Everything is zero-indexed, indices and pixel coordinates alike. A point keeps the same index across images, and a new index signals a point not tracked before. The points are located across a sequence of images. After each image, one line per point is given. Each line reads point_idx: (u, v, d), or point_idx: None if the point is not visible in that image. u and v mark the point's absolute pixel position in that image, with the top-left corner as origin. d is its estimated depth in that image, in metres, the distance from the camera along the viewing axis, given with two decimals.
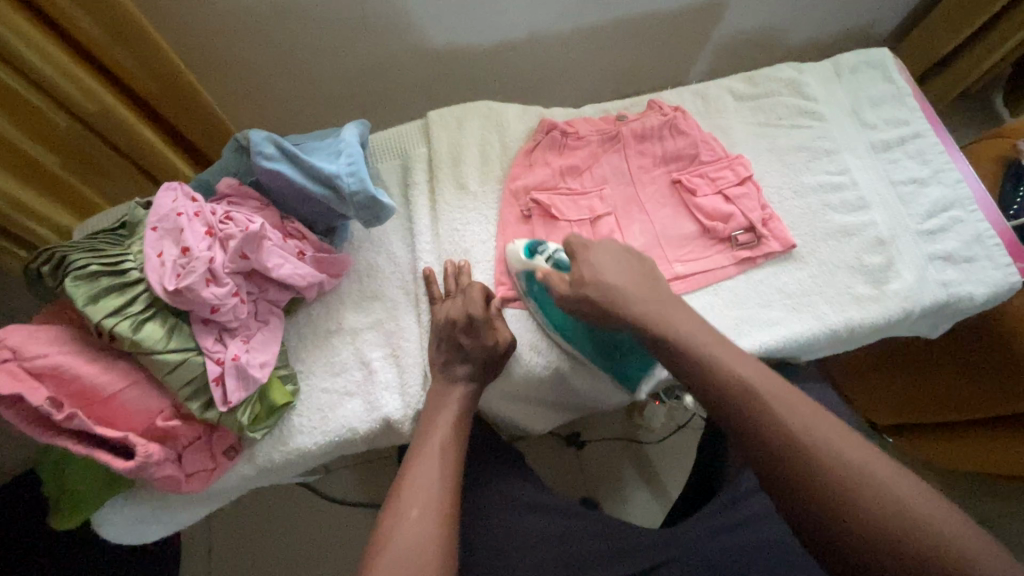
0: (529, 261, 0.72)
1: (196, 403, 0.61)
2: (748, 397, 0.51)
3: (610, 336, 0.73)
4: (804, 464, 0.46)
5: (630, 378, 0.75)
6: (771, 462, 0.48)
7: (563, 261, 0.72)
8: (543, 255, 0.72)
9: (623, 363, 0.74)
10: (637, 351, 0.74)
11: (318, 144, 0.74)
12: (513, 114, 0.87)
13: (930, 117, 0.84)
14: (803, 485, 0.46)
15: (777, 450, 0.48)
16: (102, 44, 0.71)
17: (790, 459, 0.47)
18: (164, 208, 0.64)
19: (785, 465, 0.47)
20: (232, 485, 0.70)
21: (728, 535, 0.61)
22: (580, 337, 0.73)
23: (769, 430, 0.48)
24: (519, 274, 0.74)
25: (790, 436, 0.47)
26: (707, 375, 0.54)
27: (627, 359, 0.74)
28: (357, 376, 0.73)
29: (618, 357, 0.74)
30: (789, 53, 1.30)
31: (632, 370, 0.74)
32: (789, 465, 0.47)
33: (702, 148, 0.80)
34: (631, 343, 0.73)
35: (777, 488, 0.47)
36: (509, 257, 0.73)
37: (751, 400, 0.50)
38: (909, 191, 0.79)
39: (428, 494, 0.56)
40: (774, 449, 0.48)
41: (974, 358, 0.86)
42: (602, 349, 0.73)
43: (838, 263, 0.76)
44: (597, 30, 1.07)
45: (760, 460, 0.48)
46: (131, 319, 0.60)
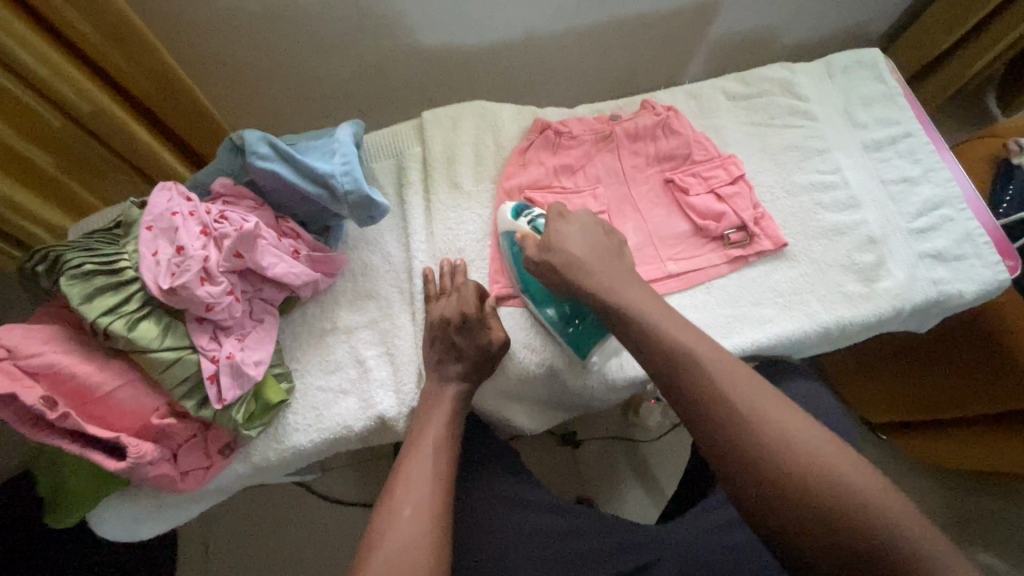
0: (512, 221, 0.73)
1: (191, 402, 0.62)
2: (720, 403, 0.49)
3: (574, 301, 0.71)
4: (779, 475, 0.45)
5: (585, 350, 0.71)
6: (745, 473, 0.46)
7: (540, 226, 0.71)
8: (526, 217, 0.73)
9: (582, 332, 0.71)
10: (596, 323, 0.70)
11: (312, 143, 0.75)
12: (507, 114, 0.87)
13: (921, 117, 0.85)
14: (782, 498, 0.44)
15: (752, 460, 0.46)
16: (97, 45, 0.71)
17: (765, 469, 0.45)
18: (159, 207, 0.65)
19: (760, 478, 0.45)
20: (227, 483, 0.70)
21: (719, 533, 0.61)
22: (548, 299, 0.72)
23: (742, 439, 0.47)
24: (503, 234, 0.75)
25: (762, 446, 0.46)
26: (678, 378, 0.52)
27: (584, 332, 0.71)
28: (352, 375, 0.73)
29: (580, 327, 0.71)
30: (784, 53, 1.30)
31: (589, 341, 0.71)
32: (765, 477, 0.45)
33: (695, 147, 0.80)
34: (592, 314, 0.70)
35: (752, 502, 0.46)
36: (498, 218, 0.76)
37: (722, 407, 0.48)
38: (901, 190, 0.80)
39: (420, 493, 0.56)
40: (748, 460, 0.46)
41: (962, 358, 0.87)
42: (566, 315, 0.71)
43: (830, 262, 0.76)
44: (591, 31, 1.07)
45: (733, 472, 0.47)
46: (125, 318, 0.60)
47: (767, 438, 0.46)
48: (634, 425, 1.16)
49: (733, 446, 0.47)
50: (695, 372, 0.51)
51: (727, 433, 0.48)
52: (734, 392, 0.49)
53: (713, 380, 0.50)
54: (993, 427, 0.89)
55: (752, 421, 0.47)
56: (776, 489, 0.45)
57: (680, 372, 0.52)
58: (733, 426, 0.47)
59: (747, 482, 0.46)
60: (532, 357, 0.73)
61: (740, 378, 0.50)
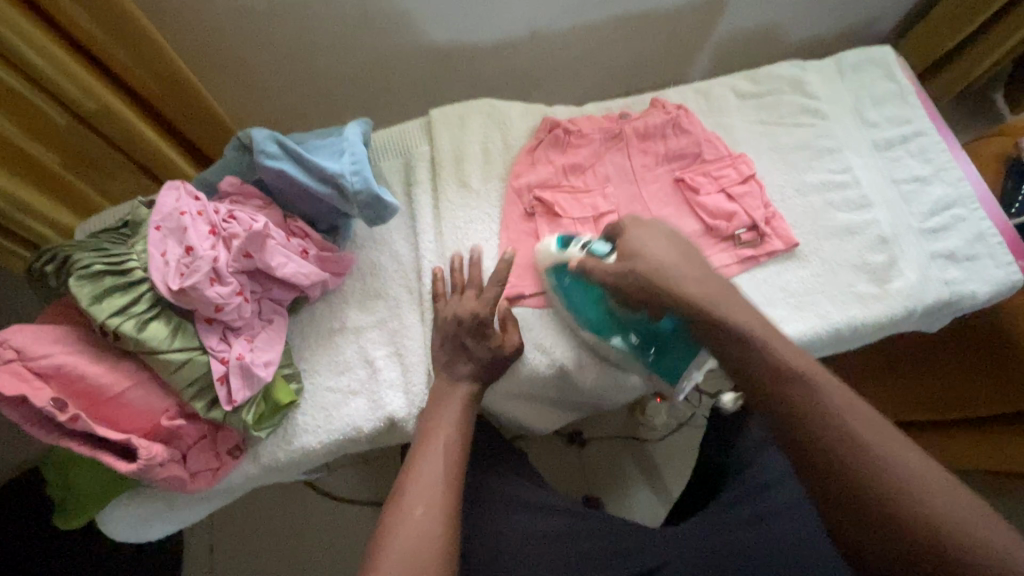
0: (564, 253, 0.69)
1: (201, 402, 0.61)
2: (800, 399, 0.48)
3: (648, 327, 0.70)
4: (859, 480, 0.43)
5: (672, 370, 0.71)
6: (823, 474, 0.45)
7: (598, 254, 0.67)
8: (576, 245, 0.69)
9: (665, 356, 0.71)
10: (678, 341, 0.69)
11: (321, 142, 0.74)
12: (515, 112, 0.87)
13: (932, 115, 0.84)
14: (859, 503, 0.43)
15: (831, 462, 0.45)
16: (102, 42, 0.71)
17: (846, 472, 0.44)
18: (167, 207, 0.64)
19: (836, 480, 0.44)
20: (237, 484, 0.70)
21: (748, 528, 0.59)
22: (616, 328, 0.71)
23: (821, 438, 0.46)
24: (553, 269, 0.71)
25: (845, 447, 0.45)
26: (754, 372, 0.51)
27: (667, 351, 0.70)
28: (361, 375, 0.73)
29: (659, 351, 0.71)
30: (791, 50, 1.29)
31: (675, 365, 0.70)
32: (843, 479, 0.44)
33: (705, 146, 0.80)
34: (671, 332, 0.69)
35: (828, 503, 0.45)
36: (542, 253, 0.72)
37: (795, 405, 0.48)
38: (913, 189, 0.79)
39: (432, 496, 0.55)
40: (826, 460, 0.45)
41: (968, 357, 0.88)
42: (640, 343, 0.71)
43: (841, 262, 0.76)
44: (598, 27, 1.06)
45: (809, 470, 0.46)
46: (135, 319, 0.60)
47: (850, 440, 0.45)
48: (640, 424, 1.16)
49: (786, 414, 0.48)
50: (779, 367, 0.50)
51: (805, 430, 0.47)
52: (817, 390, 0.48)
53: (792, 381, 0.49)
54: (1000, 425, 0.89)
55: (836, 421, 0.46)
56: (855, 493, 0.43)
57: (759, 366, 0.51)
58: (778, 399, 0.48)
59: (824, 483, 0.45)
60: (545, 359, 0.72)
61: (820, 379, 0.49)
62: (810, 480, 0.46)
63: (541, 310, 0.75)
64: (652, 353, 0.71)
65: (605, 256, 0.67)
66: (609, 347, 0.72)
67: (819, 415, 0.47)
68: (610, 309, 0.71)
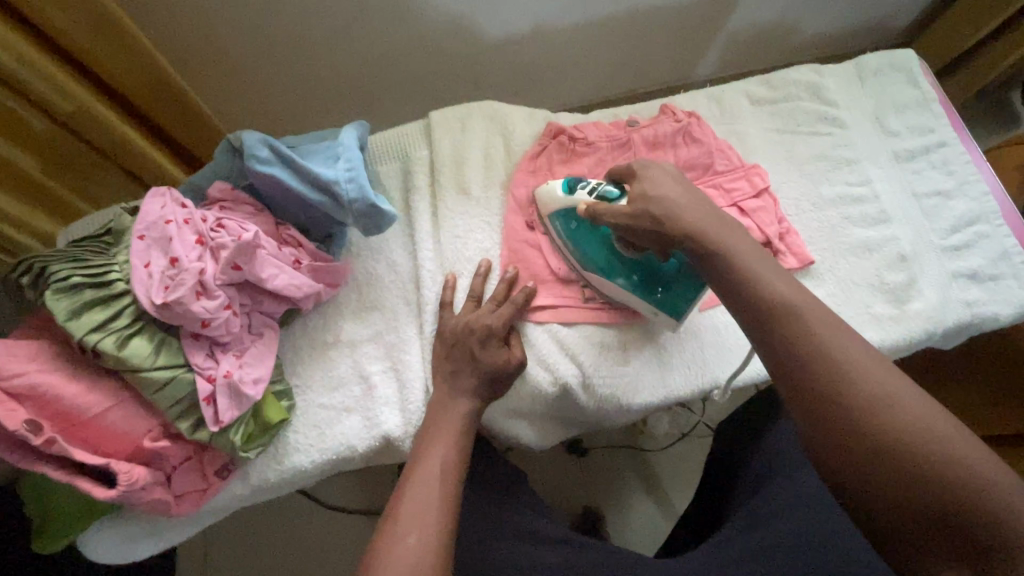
0: (570, 197, 0.67)
1: (186, 423, 0.58)
2: (853, 397, 0.41)
3: (654, 265, 0.66)
4: (923, 488, 0.38)
5: (680, 307, 0.67)
6: (878, 482, 0.39)
7: (607, 194, 0.63)
8: (584, 187, 0.66)
9: (674, 292, 0.67)
10: (685, 277, 0.65)
11: (315, 147, 0.70)
12: (518, 116, 0.83)
13: (955, 124, 0.81)
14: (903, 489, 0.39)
15: (889, 467, 0.39)
16: (80, 41, 0.67)
17: (905, 480, 0.38)
18: (152, 215, 0.61)
19: (881, 474, 0.39)
20: (225, 504, 0.67)
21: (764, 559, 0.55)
22: (620, 267, 0.68)
23: (876, 443, 0.40)
24: (560, 213, 0.70)
25: (907, 452, 0.39)
26: (795, 366, 0.44)
27: (676, 288, 0.66)
28: (356, 391, 0.70)
29: (668, 287, 0.67)
30: (802, 50, 1.25)
31: (683, 301, 0.66)
32: (904, 487, 0.39)
33: (717, 156, 0.76)
34: (678, 268, 0.65)
35: (880, 512, 0.40)
36: (548, 197, 0.70)
37: (845, 405, 0.41)
38: (934, 203, 0.76)
39: (428, 523, 0.50)
40: (882, 465, 0.39)
41: None
42: (646, 282, 0.67)
43: (857, 281, 0.73)
44: (604, 25, 1.03)
45: (856, 477, 0.40)
46: (115, 335, 0.56)
47: (913, 442, 0.39)
48: (642, 434, 1.14)
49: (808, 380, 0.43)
50: (827, 359, 0.43)
51: (859, 433, 0.40)
52: (873, 384, 0.41)
53: (844, 375, 0.42)
54: None
55: (892, 421, 0.40)
56: (915, 502, 0.38)
57: (802, 358, 0.43)
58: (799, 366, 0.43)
59: (876, 492, 0.39)
60: (549, 376, 0.69)
61: (876, 373, 0.42)
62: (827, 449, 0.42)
63: (544, 326, 0.71)
64: (659, 290, 0.67)
65: (615, 198, 0.63)
66: (613, 287, 0.69)
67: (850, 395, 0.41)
68: (615, 248, 0.68)
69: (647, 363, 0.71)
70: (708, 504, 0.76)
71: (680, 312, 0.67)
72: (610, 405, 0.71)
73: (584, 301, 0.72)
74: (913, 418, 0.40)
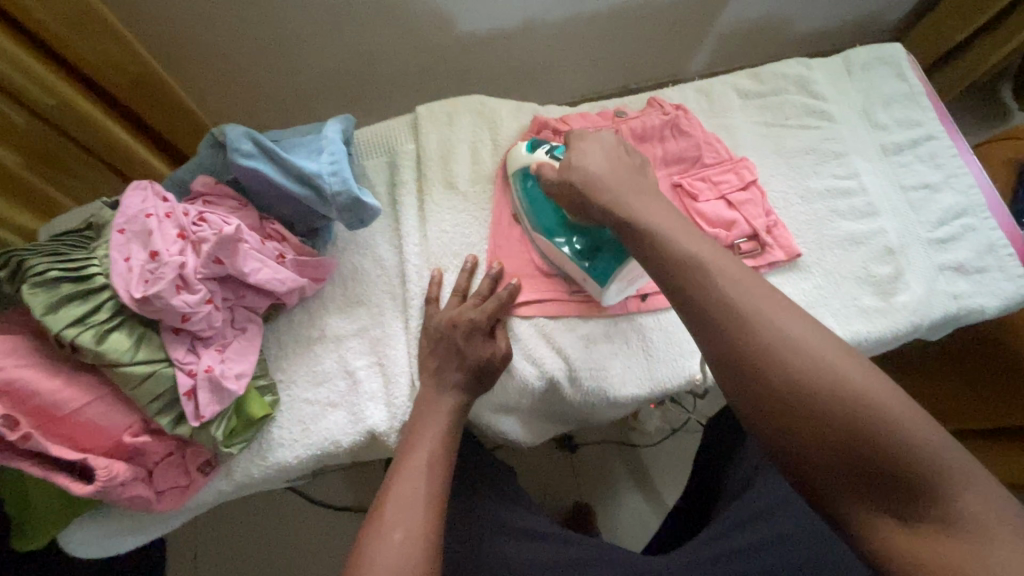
0: (528, 155, 0.72)
1: (167, 418, 0.58)
2: (810, 391, 0.39)
3: (591, 232, 0.67)
4: (890, 473, 0.37)
5: (603, 274, 0.67)
6: (843, 478, 0.38)
7: (556, 153, 0.69)
8: (543, 149, 0.71)
9: (601, 262, 0.67)
10: (613, 246, 0.66)
11: (299, 140, 0.70)
12: (506, 110, 0.82)
13: (944, 118, 0.81)
14: (874, 474, 0.37)
15: (852, 461, 0.38)
16: (60, 34, 0.67)
17: (868, 471, 0.37)
18: (133, 208, 0.60)
19: (853, 460, 0.38)
20: (208, 501, 0.67)
21: (745, 557, 0.56)
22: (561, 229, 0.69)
23: (838, 436, 0.38)
24: (518, 172, 0.74)
25: (866, 445, 0.37)
26: (747, 366, 0.41)
27: (601, 257, 0.67)
28: (341, 387, 0.69)
29: (596, 258, 0.67)
30: (794, 44, 1.25)
31: (607, 271, 0.66)
32: (867, 480, 0.38)
33: (705, 150, 0.76)
34: (609, 237, 0.66)
35: (849, 510, 0.38)
36: (513, 156, 0.74)
37: (801, 399, 0.39)
38: (921, 197, 0.76)
39: (412, 519, 0.50)
40: (847, 454, 0.38)
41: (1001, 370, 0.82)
42: (580, 247, 0.68)
43: (844, 274, 0.73)
44: (594, 19, 1.02)
45: (823, 474, 0.39)
46: (94, 329, 0.56)
47: (873, 430, 0.37)
48: (633, 430, 1.13)
49: (781, 373, 0.40)
50: (778, 351, 0.41)
51: (820, 428, 0.39)
52: (826, 371, 0.39)
53: (802, 370, 0.40)
54: None
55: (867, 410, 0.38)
56: (880, 485, 0.37)
57: (755, 352, 0.41)
58: (774, 361, 0.40)
59: (847, 481, 0.38)
60: (535, 370, 0.69)
61: (829, 359, 0.40)
62: (801, 443, 0.39)
63: (529, 320, 0.71)
64: (589, 259, 0.68)
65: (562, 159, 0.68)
66: (549, 246, 0.70)
67: (828, 385, 0.39)
68: (559, 211, 0.70)
69: (632, 358, 0.71)
70: (698, 498, 0.76)
71: (604, 281, 0.67)
72: (596, 399, 0.70)
73: (570, 296, 0.72)
74: (871, 403, 0.38)
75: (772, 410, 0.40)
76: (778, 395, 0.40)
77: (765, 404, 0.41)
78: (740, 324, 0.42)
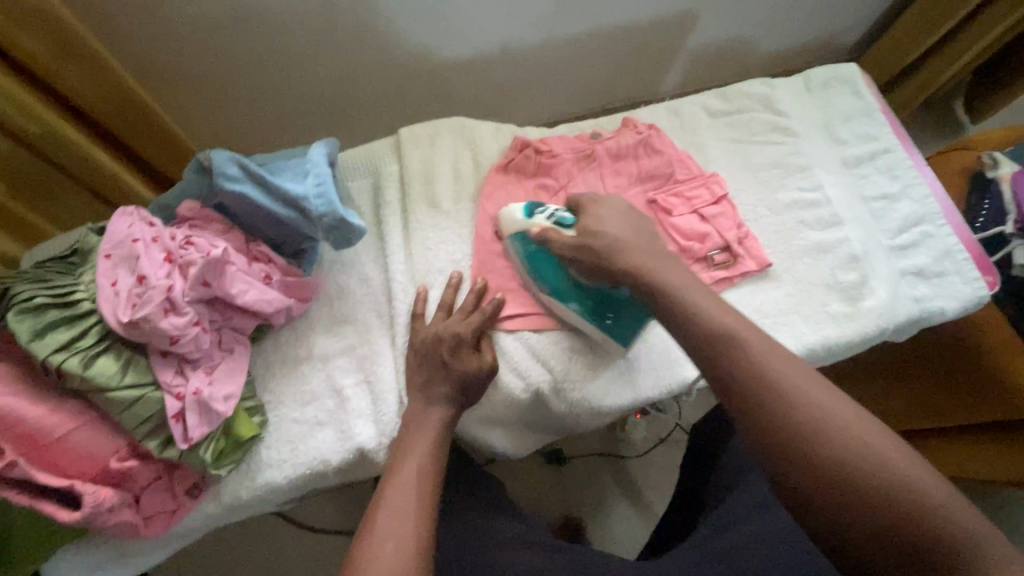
0: (529, 221, 0.72)
1: (155, 441, 0.58)
2: (790, 408, 0.44)
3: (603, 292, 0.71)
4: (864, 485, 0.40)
5: (624, 334, 0.71)
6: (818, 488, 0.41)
7: (561, 219, 0.70)
8: (542, 213, 0.71)
9: (620, 321, 0.71)
10: (632, 307, 0.70)
11: (285, 164, 0.71)
12: (487, 132, 0.86)
13: (900, 132, 0.86)
14: (850, 485, 0.40)
15: (826, 473, 0.41)
16: (47, 63, 0.69)
17: (844, 492, 0.40)
18: (120, 234, 0.61)
19: (827, 472, 0.41)
20: (196, 525, 0.66)
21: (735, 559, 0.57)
22: (573, 293, 0.71)
23: (822, 460, 0.41)
24: (515, 239, 0.73)
25: (836, 457, 0.41)
26: (737, 386, 0.46)
27: (619, 316, 0.71)
28: (329, 405, 0.70)
29: (613, 318, 0.71)
30: (759, 64, 1.31)
31: (628, 329, 0.71)
32: (844, 493, 0.40)
33: (677, 166, 0.80)
34: (625, 298, 0.70)
35: (832, 527, 0.40)
36: (508, 220, 0.74)
37: (787, 427, 0.43)
38: (882, 206, 0.80)
39: (404, 529, 0.50)
40: (822, 467, 0.41)
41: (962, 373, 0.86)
42: (597, 307, 0.71)
43: (813, 281, 0.76)
44: (570, 43, 1.07)
45: (799, 489, 0.42)
46: (81, 354, 0.56)
47: (850, 446, 0.41)
48: (621, 441, 1.15)
49: (762, 391, 0.45)
50: (768, 384, 0.45)
51: (799, 444, 0.42)
52: (812, 402, 0.43)
53: (782, 390, 0.44)
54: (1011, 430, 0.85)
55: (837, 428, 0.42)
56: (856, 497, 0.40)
57: (740, 376, 0.46)
58: (754, 375, 0.46)
59: (825, 494, 0.41)
60: (520, 382, 0.70)
61: (816, 394, 0.44)
62: (781, 457, 0.43)
63: (514, 334, 0.72)
64: (608, 317, 0.71)
65: (571, 225, 0.70)
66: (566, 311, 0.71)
67: (802, 403, 0.44)
68: (568, 275, 0.71)
69: (616, 369, 0.73)
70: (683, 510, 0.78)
71: (626, 339, 0.71)
72: (580, 411, 0.72)
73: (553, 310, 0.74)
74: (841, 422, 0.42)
75: (757, 426, 0.44)
76: (757, 408, 0.45)
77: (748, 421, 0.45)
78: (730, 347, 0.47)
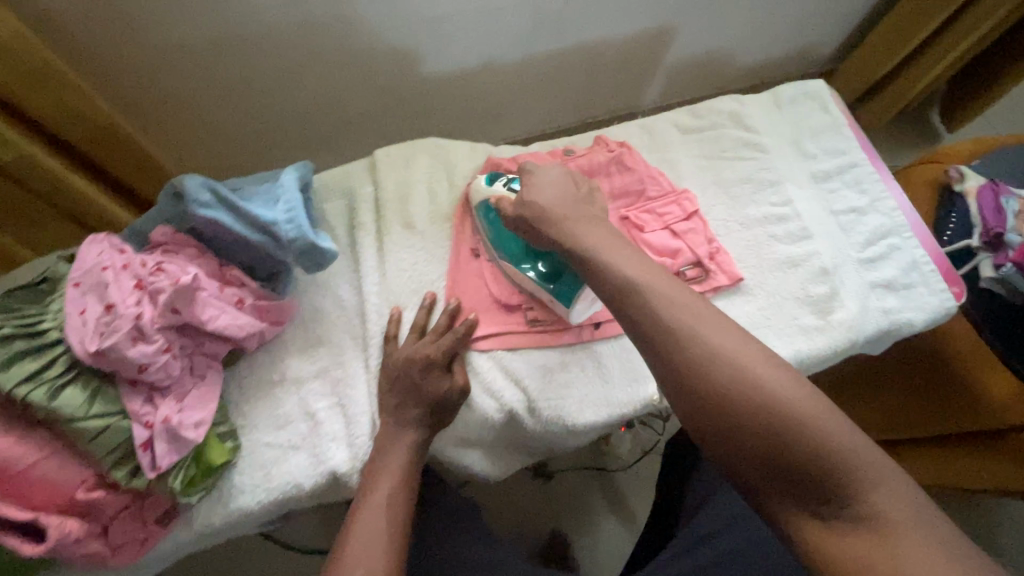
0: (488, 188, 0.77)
1: (122, 471, 0.58)
2: (749, 405, 0.44)
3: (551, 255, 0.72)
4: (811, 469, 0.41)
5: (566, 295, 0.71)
6: (768, 476, 0.43)
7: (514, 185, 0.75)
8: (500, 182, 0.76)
9: (563, 283, 0.71)
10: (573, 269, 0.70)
11: (257, 189, 0.72)
12: (462, 152, 0.87)
13: (867, 146, 0.87)
14: (799, 472, 0.42)
15: (778, 465, 0.42)
16: (20, 93, 0.69)
17: (795, 475, 0.42)
18: (89, 262, 0.61)
19: (779, 461, 0.42)
20: (170, 550, 0.66)
21: None
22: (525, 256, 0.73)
23: (776, 449, 0.42)
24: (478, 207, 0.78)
25: (789, 445, 0.42)
26: (697, 383, 0.46)
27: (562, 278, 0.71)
28: (302, 429, 0.70)
29: (558, 280, 0.71)
30: (736, 77, 1.34)
31: (570, 290, 0.70)
32: (791, 479, 0.42)
33: (648, 183, 0.80)
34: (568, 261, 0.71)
35: (780, 509, 0.43)
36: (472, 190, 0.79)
37: (742, 429, 0.44)
38: (850, 220, 0.82)
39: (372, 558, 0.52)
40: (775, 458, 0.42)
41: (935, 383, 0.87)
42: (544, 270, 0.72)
43: (785, 295, 0.77)
44: (547, 60, 1.08)
45: (752, 477, 0.44)
46: (47, 385, 0.56)
47: (802, 432, 0.42)
48: (606, 453, 1.15)
49: (721, 399, 0.44)
50: (725, 388, 0.45)
51: (756, 438, 0.43)
52: (771, 391, 0.44)
53: (741, 392, 0.44)
54: (984, 441, 0.86)
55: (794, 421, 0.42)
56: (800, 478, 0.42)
57: (701, 378, 0.45)
58: (714, 375, 0.45)
59: (777, 481, 0.43)
60: (493, 401, 0.71)
61: (775, 387, 0.44)
62: (738, 450, 0.44)
63: (487, 353, 0.73)
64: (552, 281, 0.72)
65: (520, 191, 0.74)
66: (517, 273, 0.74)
67: (760, 404, 0.43)
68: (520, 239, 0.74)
69: (588, 382, 0.73)
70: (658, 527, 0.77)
71: (568, 301, 0.71)
72: (552, 429, 0.72)
73: (526, 325, 0.74)
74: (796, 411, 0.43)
75: (718, 425, 0.45)
76: (716, 405, 0.45)
77: (709, 413, 0.45)
78: (690, 358, 0.46)
